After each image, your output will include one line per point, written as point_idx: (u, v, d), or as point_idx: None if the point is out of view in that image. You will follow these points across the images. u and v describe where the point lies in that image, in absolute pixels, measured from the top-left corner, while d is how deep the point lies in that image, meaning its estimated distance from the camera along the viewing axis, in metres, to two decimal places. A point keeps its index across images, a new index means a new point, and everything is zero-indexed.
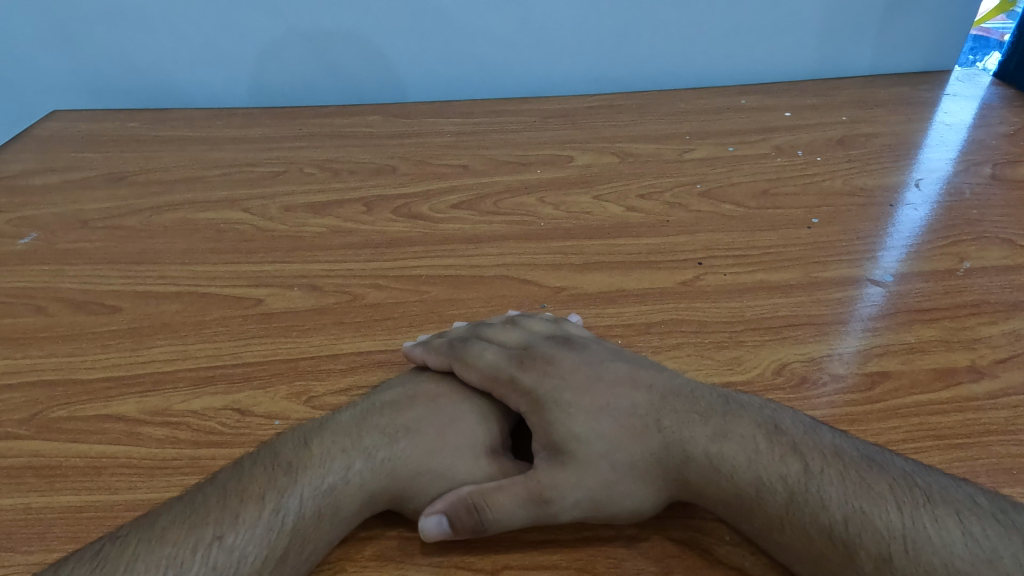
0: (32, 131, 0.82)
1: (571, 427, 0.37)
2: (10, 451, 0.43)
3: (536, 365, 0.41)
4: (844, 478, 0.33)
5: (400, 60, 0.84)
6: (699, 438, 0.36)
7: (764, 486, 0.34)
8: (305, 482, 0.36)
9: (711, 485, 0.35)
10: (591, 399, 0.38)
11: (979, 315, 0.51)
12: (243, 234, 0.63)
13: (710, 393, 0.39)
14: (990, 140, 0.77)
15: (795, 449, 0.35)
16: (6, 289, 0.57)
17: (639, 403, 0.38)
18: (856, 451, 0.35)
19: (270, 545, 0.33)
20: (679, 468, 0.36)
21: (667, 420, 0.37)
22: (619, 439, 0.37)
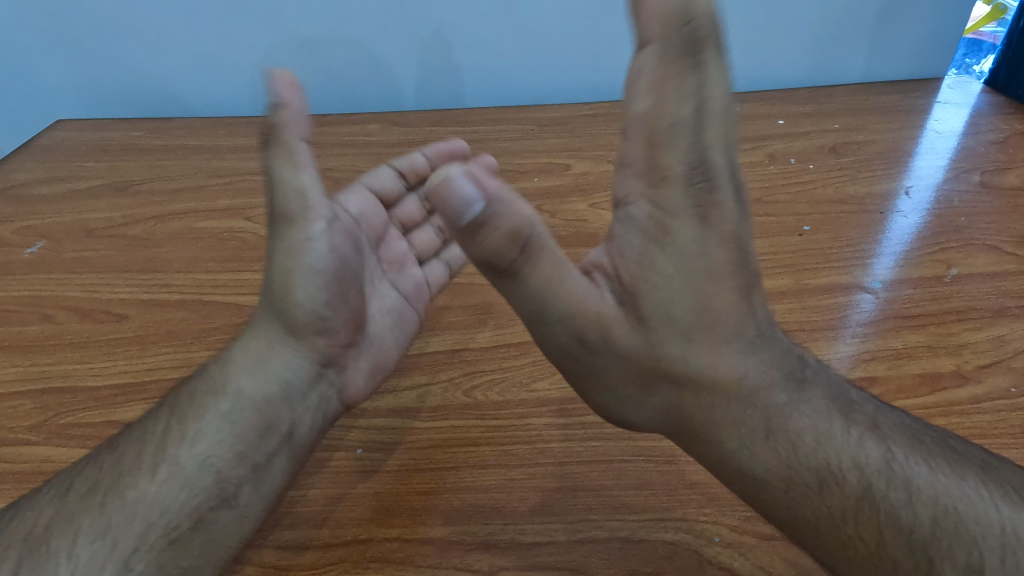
0: (38, 141, 0.84)
1: (662, 300, 0.36)
2: (23, 457, 0.44)
3: (694, 198, 0.36)
4: (928, 464, 0.35)
5: (399, 69, 0.85)
6: (772, 404, 0.37)
7: (833, 471, 0.35)
8: (173, 395, 0.43)
9: (756, 457, 0.36)
10: (709, 290, 0.36)
11: (965, 321, 0.53)
12: (246, 243, 0.64)
13: (788, 348, 0.40)
14: (979, 147, 0.79)
15: (874, 429, 0.37)
16: (15, 297, 0.58)
17: (740, 331, 0.38)
18: (931, 437, 0.37)
19: (147, 441, 0.40)
20: (726, 428, 0.37)
21: (751, 368, 0.38)
22: (699, 349, 0.37)
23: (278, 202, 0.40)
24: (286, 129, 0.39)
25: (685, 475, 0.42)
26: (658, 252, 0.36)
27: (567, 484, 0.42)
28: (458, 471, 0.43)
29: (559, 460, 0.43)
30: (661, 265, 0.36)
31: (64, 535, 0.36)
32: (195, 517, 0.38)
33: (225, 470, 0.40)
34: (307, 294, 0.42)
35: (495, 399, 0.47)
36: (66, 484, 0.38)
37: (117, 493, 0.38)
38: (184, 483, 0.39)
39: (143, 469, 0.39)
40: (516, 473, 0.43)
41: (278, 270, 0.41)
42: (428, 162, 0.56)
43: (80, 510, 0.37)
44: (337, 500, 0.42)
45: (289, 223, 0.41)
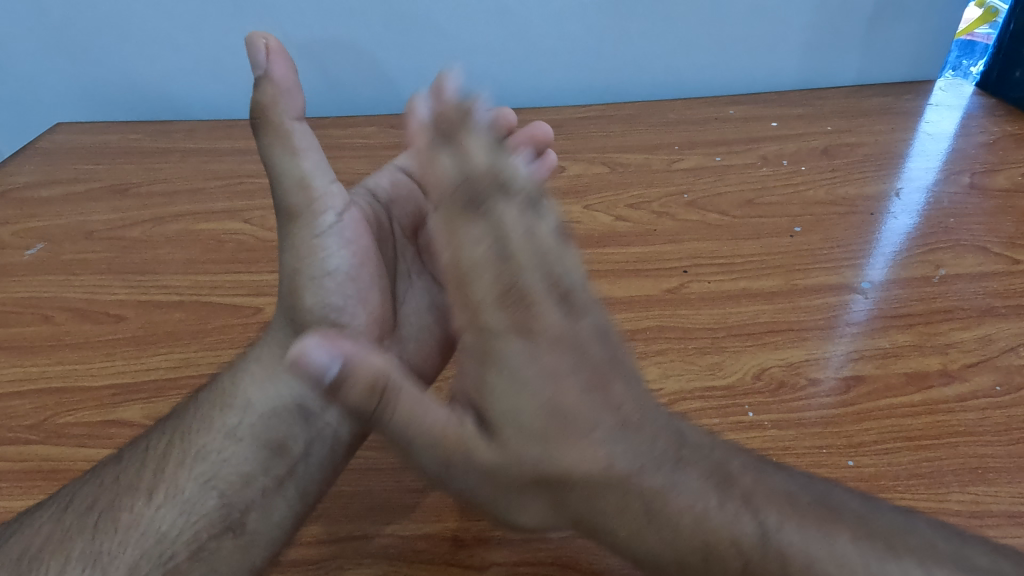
0: (37, 144, 0.84)
1: (508, 407, 0.35)
2: (21, 456, 0.45)
3: (512, 309, 0.37)
4: (804, 526, 0.33)
5: (395, 72, 0.86)
6: (646, 492, 0.33)
7: (714, 549, 0.32)
8: (180, 411, 0.44)
9: (641, 543, 0.33)
10: (550, 391, 0.35)
11: (951, 320, 0.53)
12: (243, 245, 0.65)
13: (663, 422, 0.36)
14: (970, 149, 0.79)
15: (747, 501, 0.33)
16: (15, 299, 0.59)
17: (598, 422, 0.35)
18: (808, 498, 0.34)
19: (149, 459, 0.41)
20: (608, 516, 0.34)
21: (619, 456, 0.34)
22: (556, 451, 0.34)
23: (281, 196, 0.46)
24: (276, 108, 0.44)
25: None
26: (511, 346, 0.36)
27: None
28: None
29: None
30: (506, 358, 0.36)
31: (55, 558, 0.37)
32: (196, 545, 0.39)
33: (228, 494, 0.41)
34: (317, 296, 0.45)
35: None
36: (65, 500, 0.39)
37: (112, 516, 0.39)
38: (182, 508, 0.40)
39: (140, 492, 0.40)
40: None
41: (288, 267, 0.46)
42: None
43: (74, 531, 0.38)
44: (335, 496, 0.42)
45: (296, 217, 0.46)
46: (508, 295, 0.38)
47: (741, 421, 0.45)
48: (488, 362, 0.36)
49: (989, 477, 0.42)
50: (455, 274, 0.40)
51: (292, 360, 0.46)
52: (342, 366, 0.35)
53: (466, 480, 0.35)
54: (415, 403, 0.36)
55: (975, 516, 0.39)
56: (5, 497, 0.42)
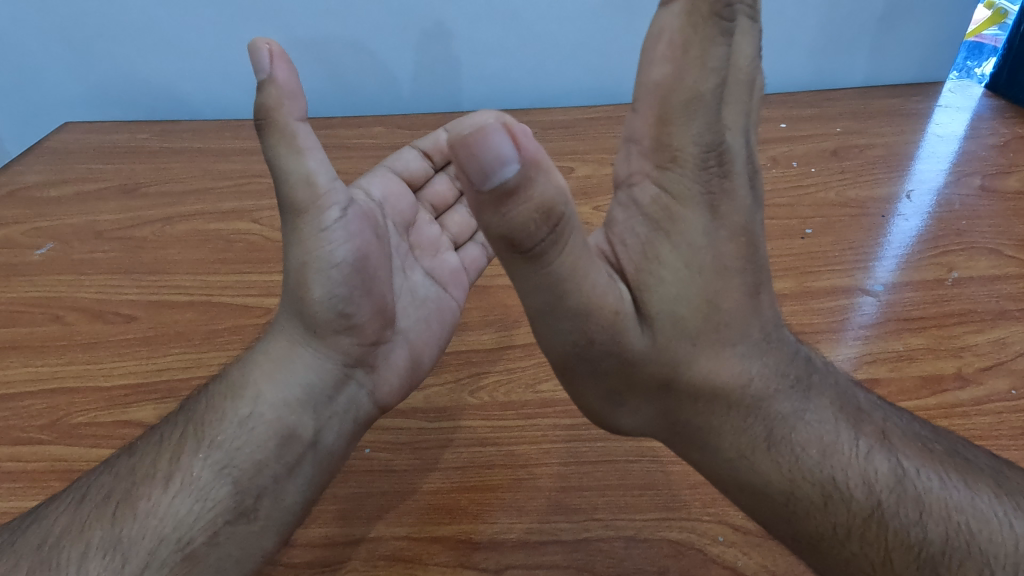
0: (45, 144, 0.84)
1: (669, 297, 0.34)
2: (34, 457, 0.45)
3: (711, 169, 0.34)
4: (941, 474, 0.35)
5: (402, 74, 0.86)
6: (781, 412, 0.36)
7: (838, 484, 0.35)
8: (193, 402, 0.43)
9: (759, 464, 0.36)
10: (714, 284, 0.35)
11: (965, 323, 0.53)
12: (253, 245, 0.64)
13: (796, 352, 0.39)
14: (981, 151, 0.79)
15: (883, 440, 0.36)
16: (26, 298, 0.59)
17: (745, 333, 0.36)
18: (939, 444, 0.37)
19: (163, 449, 0.40)
20: (731, 433, 0.36)
21: (756, 373, 0.37)
22: (702, 351, 0.35)
23: (285, 190, 0.40)
24: (278, 109, 0.39)
25: (686, 475, 0.42)
26: (695, 216, 0.34)
27: (572, 483, 0.42)
28: (465, 472, 0.43)
29: (564, 460, 0.44)
30: (687, 230, 0.34)
31: (75, 546, 0.36)
32: (212, 531, 0.38)
33: (242, 480, 0.40)
34: (323, 289, 0.42)
35: (501, 400, 0.48)
36: (83, 490, 0.39)
37: (130, 504, 0.37)
38: (198, 496, 0.38)
39: (156, 479, 0.38)
40: (521, 472, 0.43)
41: (293, 264, 0.42)
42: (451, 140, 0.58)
43: (93, 519, 0.37)
44: (347, 499, 0.42)
45: (300, 213, 0.41)
46: (708, 154, 0.34)
47: None
48: (664, 226, 0.35)
49: None
50: (658, 97, 0.34)
51: (298, 352, 0.44)
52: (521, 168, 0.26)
53: (606, 360, 0.35)
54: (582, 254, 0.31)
55: None
56: (19, 497, 0.42)
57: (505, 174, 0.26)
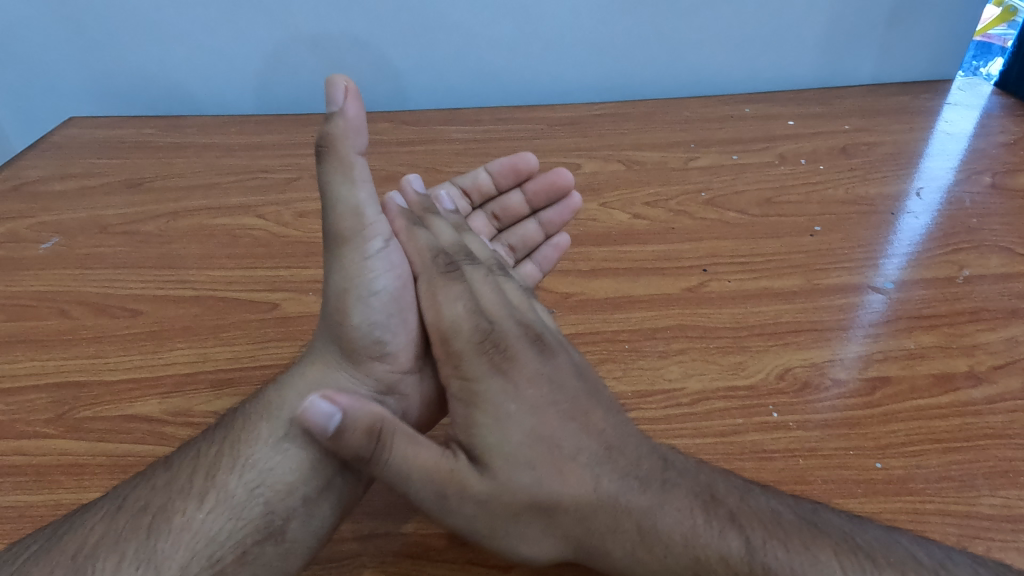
0: (50, 138, 0.84)
1: (494, 439, 0.35)
2: (40, 450, 0.45)
3: (490, 354, 0.38)
4: (790, 550, 0.34)
5: (407, 70, 0.86)
6: (635, 513, 0.36)
7: (704, 564, 0.35)
8: (229, 419, 0.43)
9: (636, 561, 0.36)
10: (535, 422, 0.36)
11: (977, 322, 0.53)
12: (258, 240, 0.64)
13: (645, 450, 0.39)
14: (991, 149, 0.79)
15: (733, 520, 0.36)
16: (31, 292, 0.59)
17: (582, 448, 0.37)
18: (793, 514, 0.36)
19: (199, 465, 0.40)
20: (602, 536, 0.36)
21: (605, 478, 0.36)
22: (548, 477, 0.35)
23: (332, 219, 0.42)
24: (343, 140, 0.42)
25: None
26: (493, 382, 0.37)
27: None
28: None
29: None
30: (492, 396, 0.37)
31: (109, 557, 0.35)
32: (240, 551, 0.37)
33: (273, 501, 0.39)
34: (364, 316, 0.44)
35: None
36: (119, 500, 0.38)
37: (164, 518, 0.37)
38: (231, 514, 0.38)
39: (191, 495, 0.38)
40: None
41: (334, 289, 0.43)
42: (491, 181, 0.57)
43: (127, 531, 0.37)
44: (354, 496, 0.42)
45: (344, 242, 0.43)
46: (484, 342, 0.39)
47: (765, 422, 0.45)
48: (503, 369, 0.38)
49: (1020, 480, 0.41)
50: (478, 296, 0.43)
51: (333, 378, 0.44)
52: (343, 416, 0.35)
53: (462, 517, 0.35)
54: (406, 448, 0.35)
55: (1008, 520, 0.39)
56: (25, 492, 0.42)
57: (331, 422, 0.35)
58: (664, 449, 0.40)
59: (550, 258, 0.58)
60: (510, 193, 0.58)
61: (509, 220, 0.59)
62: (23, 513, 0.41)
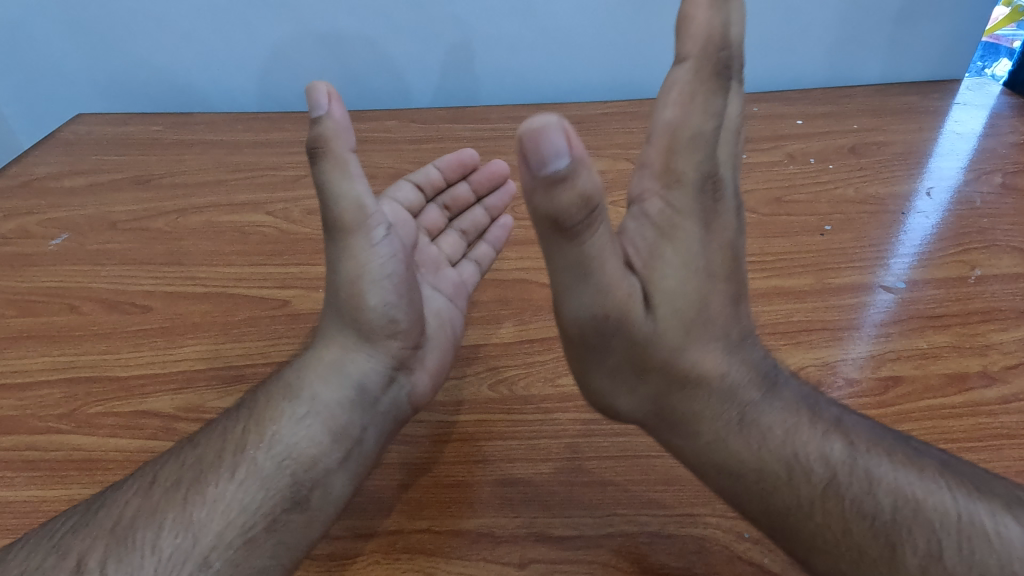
0: (58, 135, 0.84)
1: (668, 286, 0.38)
2: (53, 446, 0.45)
3: (707, 197, 0.38)
4: (894, 462, 0.36)
5: (414, 68, 0.86)
6: (746, 401, 0.39)
7: (799, 463, 0.37)
8: (251, 399, 0.43)
9: (733, 446, 0.38)
10: (704, 288, 0.39)
11: (990, 322, 0.52)
12: (268, 237, 0.64)
13: (768, 362, 0.42)
14: (1000, 149, 0.78)
15: (834, 426, 0.38)
16: (41, 288, 0.59)
17: (722, 335, 0.40)
18: (892, 435, 0.38)
19: (228, 441, 0.40)
20: (706, 417, 0.39)
21: (733, 371, 0.40)
22: (693, 340, 0.39)
23: (335, 214, 0.41)
24: (334, 140, 0.40)
25: None
26: (689, 223, 0.38)
27: (593, 479, 0.42)
28: (486, 466, 0.43)
29: (585, 455, 0.43)
30: (684, 238, 0.38)
31: (147, 527, 0.35)
32: (270, 520, 0.37)
33: (299, 473, 0.39)
34: (379, 300, 0.43)
35: (521, 394, 0.48)
36: (150, 477, 0.38)
37: (197, 491, 0.37)
38: (262, 485, 0.38)
39: (223, 468, 0.38)
40: (543, 467, 0.43)
41: (346, 278, 0.43)
42: (441, 175, 0.57)
43: (162, 504, 0.37)
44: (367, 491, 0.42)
45: (352, 232, 0.42)
46: (705, 179, 0.38)
47: None
48: (706, 219, 0.38)
49: None
50: (732, 131, 0.39)
51: (351, 357, 0.44)
52: (571, 164, 0.31)
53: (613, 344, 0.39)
54: (603, 241, 0.35)
55: None
56: (38, 487, 0.42)
57: (558, 164, 0.31)
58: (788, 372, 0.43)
59: (500, 237, 0.60)
60: (456, 184, 0.59)
61: (458, 209, 0.59)
62: (37, 508, 0.41)
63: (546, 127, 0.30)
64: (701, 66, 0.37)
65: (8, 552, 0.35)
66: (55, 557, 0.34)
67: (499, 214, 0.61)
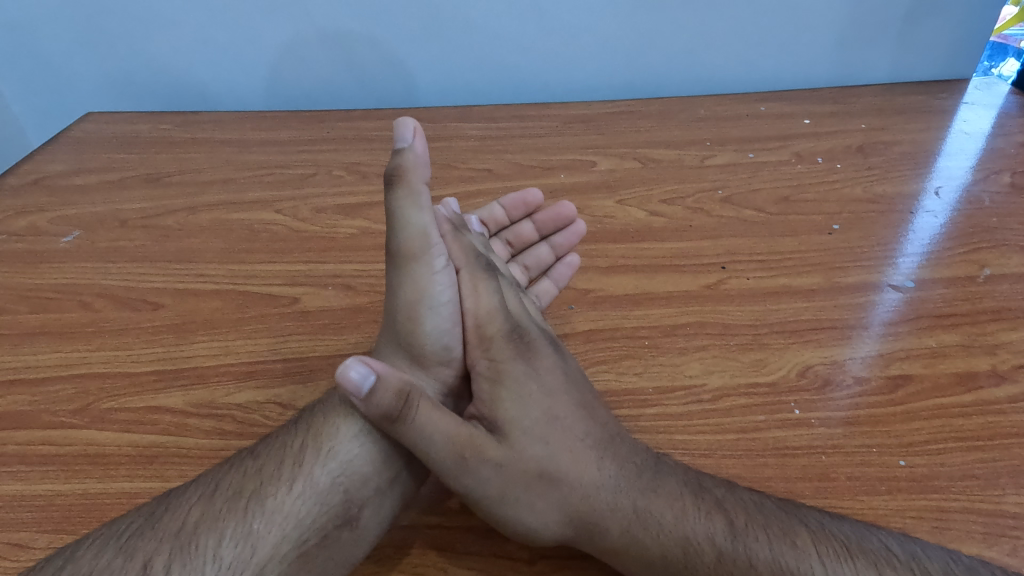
0: (68, 134, 0.85)
1: (514, 414, 0.40)
2: (67, 441, 0.45)
3: (516, 347, 0.43)
4: (769, 536, 0.36)
5: (422, 67, 0.86)
6: (630, 499, 0.38)
7: (691, 543, 0.37)
8: (309, 412, 0.43)
9: (633, 542, 0.37)
10: (550, 403, 0.40)
11: (999, 321, 0.52)
12: (277, 235, 0.65)
13: (638, 447, 0.41)
14: (1009, 149, 0.78)
15: (719, 505, 0.38)
16: (53, 285, 0.59)
17: (588, 433, 0.40)
18: (774, 503, 0.38)
19: (287, 454, 0.40)
20: (603, 515, 0.38)
21: (608, 466, 0.39)
22: (557, 452, 0.39)
23: (400, 239, 0.44)
24: (412, 172, 0.44)
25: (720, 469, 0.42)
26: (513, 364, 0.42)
27: None
28: None
29: None
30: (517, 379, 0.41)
31: (210, 534, 0.36)
32: (324, 536, 0.38)
33: (351, 490, 0.40)
34: (436, 326, 0.44)
35: None
36: (211, 484, 0.39)
37: (258, 500, 0.38)
38: (317, 499, 0.39)
39: (282, 480, 0.39)
40: None
41: (404, 303, 0.45)
42: (505, 214, 0.60)
43: (225, 512, 0.37)
44: None
45: (412, 261, 0.44)
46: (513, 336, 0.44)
47: (787, 419, 0.45)
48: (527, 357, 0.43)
49: None
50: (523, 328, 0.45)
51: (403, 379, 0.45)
52: (378, 377, 0.37)
53: (478, 483, 0.38)
54: (433, 417, 0.38)
55: None
56: (52, 481, 0.42)
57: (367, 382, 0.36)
58: (669, 455, 0.42)
59: (565, 275, 0.57)
60: (521, 223, 0.61)
61: (523, 247, 0.60)
62: (52, 502, 0.41)
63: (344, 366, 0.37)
64: (473, 269, 0.47)
65: (76, 547, 0.36)
66: (123, 557, 0.35)
67: (565, 253, 0.59)
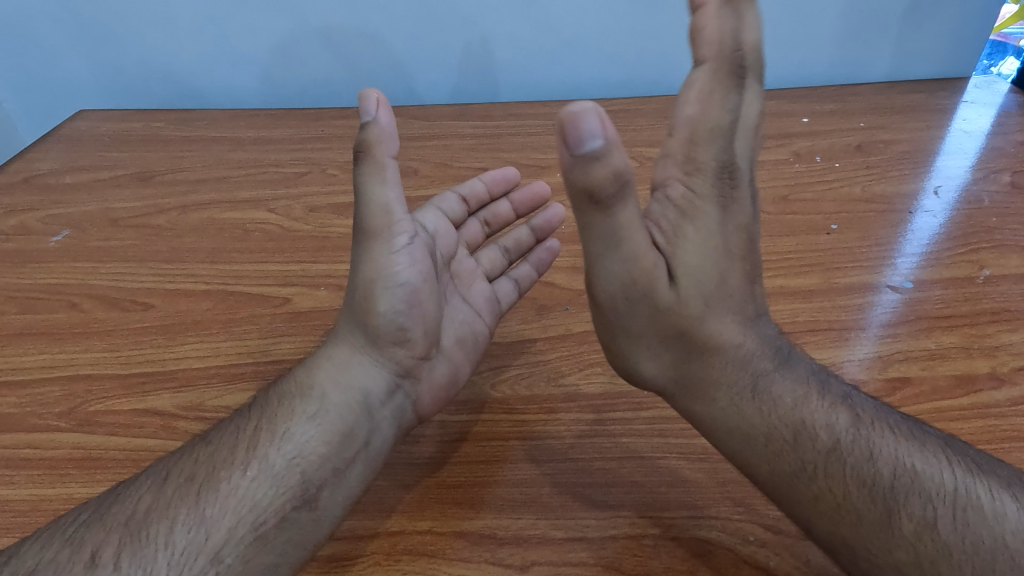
0: (61, 131, 0.84)
1: (689, 262, 0.41)
2: (53, 444, 0.44)
3: (722, 189, 0.42)
4: (893, 435, 0.36)
5: (417, 65, 0.85)
6: (756, 373, 0.40)
7: (807, 429, 0.37)
8: (262, 397, 0.43)
9: (743, 414, 0.39)
10: (721, 266, 0.42)
11: (998, 322, 0.52)
12: (269, 235, 0.64)
13: (781, 342, 0.43)
14: (1009, 148, 0.78)
15: (844, 400, 0.38)
16: (42, 285, 0.59)
17: (737, 307, 0.42)
18: (899, 415, 0.38)
19: (241, 438, 0.40)
20: (723, 382, 0.40)
21: (748, 343, 0.41)
22: (712, 310, 0.41)
23: (363, 215, 0.43)
24: (378, 145, 0.42)
25: (716, 473, 0.42)
26: (710, 207, 0.42)
27: (597, 479, 0.42)
28: (488, 466, 0.43)
29: (588, 455, 0.43)
30: (706, 224, 0.42)
31: (162, 521, 0.35)
32: (280, 517, 0.37)
33: (309, 471, 0.39)
34: (390, 306, 0.44)
35: (523, 394, 0.48)
36: (163, 473, 0.38)
37: (211, 486, 0.37)
38: (273, 481, 0.38)
39: (235, 464, 0.38)
40: (546, 468, 0.42)
41: (361, 280, 0.44)
42: (486, 189, 0.57)
43: (176, 500, 0.36)
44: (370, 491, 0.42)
45: (372, 237, 0.44)
46: (723, 172, 0.42)
47: None
48: (725, 203, 0.42)
49: None
50: (734, 163, 0.42)
51: (359, 359, 0.45)
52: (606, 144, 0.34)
53: (632, 312, 0.41)
54: (631, 216, 0.38)
55: None
56: (36, 486, 0.42)
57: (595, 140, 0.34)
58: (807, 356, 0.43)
59: (545, 259, 0.57)
60: (498, 202, 0.59)
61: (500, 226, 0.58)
62: (37, 507, 0.41)
63: (581, 111, 0.34)
64: (719, 67, 0.41)
65: (21, 545, 0.35)
66: (69, 550, 0.34)
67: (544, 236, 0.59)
